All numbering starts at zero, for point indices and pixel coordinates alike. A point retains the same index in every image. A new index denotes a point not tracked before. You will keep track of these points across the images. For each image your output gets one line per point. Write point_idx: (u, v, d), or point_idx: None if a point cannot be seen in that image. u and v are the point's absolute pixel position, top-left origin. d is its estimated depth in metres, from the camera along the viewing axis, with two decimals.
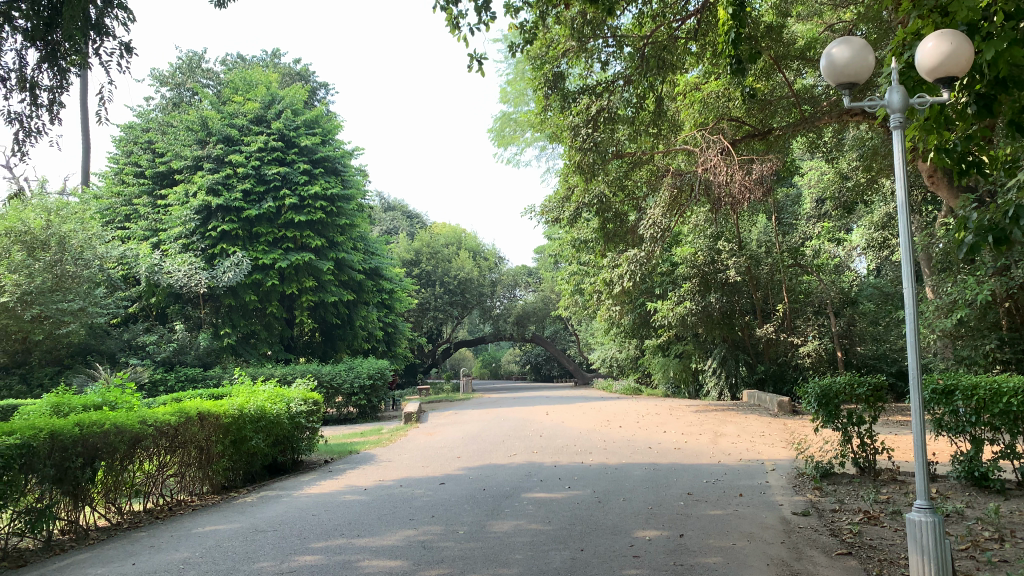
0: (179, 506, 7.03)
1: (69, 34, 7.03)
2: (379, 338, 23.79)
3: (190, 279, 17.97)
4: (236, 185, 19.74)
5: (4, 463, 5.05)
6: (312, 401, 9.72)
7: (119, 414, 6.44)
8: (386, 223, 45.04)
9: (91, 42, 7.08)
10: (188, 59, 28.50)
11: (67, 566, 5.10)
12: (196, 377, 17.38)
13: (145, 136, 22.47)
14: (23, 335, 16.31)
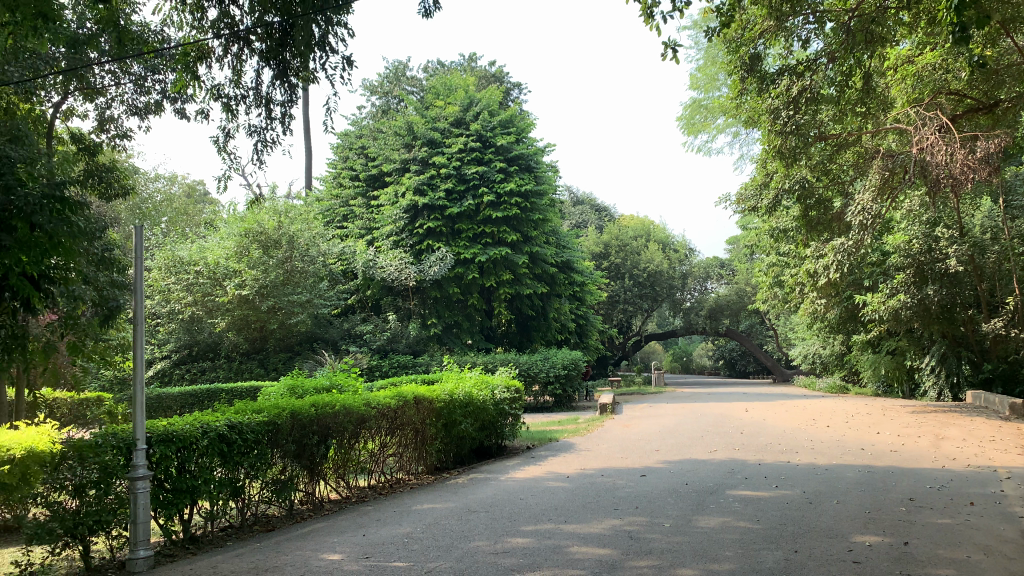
0: (398, 484, 7.53)
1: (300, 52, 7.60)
2: (573, 329, 24.11)
3: (401, 273, 19.33)
4: (440, 184, 20.80)
5: (255, 438, 5.68)
6: (514, 389, 10.01)
7: (347, 396, 7.01)
8: (576, 217, 45.46)
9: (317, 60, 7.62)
10: (395, 69, 30.35)
11: (308, 532, 5.64)
12: (408, 364, 18.57)
13: (359, 142, 24.22)
14: (262, 324, 18.26)
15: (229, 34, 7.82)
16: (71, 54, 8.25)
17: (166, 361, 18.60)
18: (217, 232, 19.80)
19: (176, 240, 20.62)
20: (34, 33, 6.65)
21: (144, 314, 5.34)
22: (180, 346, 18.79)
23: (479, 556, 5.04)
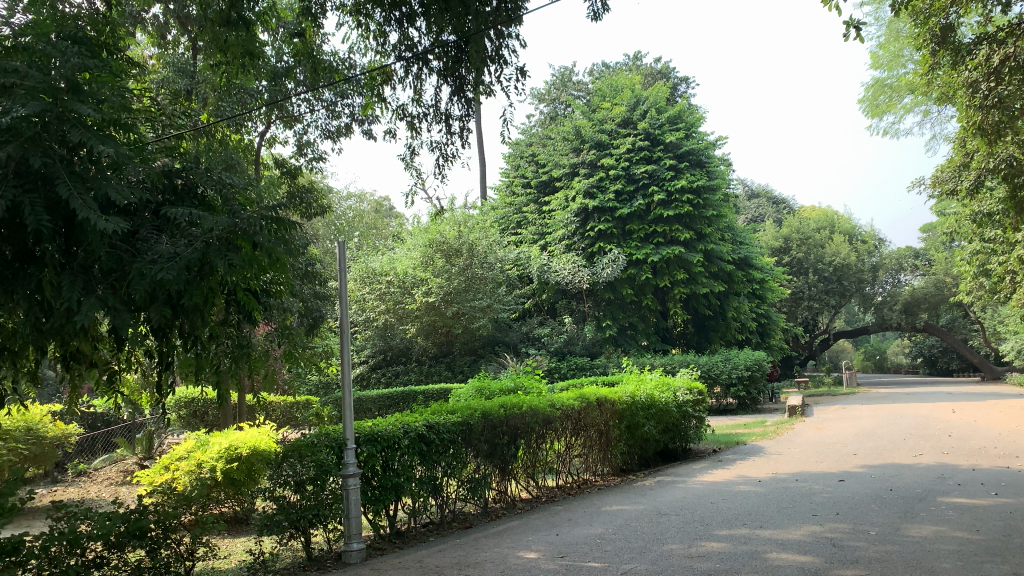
0: (586, 485, 7.59)
1: (478, 67, 7.71)
2: (753, 328, 23.26)
3: (575, 276, 19.60)
4: (610, 186, 20.86)
5: (450, 437, 5.95)
6: (697, 391, 9.77)
7: (533, 398, 7.18)
8: (752, 211, 43.86)
9: (491, 72, 7.77)
10: (561, 75, 30.59)
11: (504, 530, 5.80)
12: (586, 365, 18.72)
13: (529, 149, 24.71)
14: (448, 328, 19.09)
15: (410, 56, 8.20)
16: (273, 87, 9.06)
17: (363, 366, 19.90)
18: (402, 244, 20.91)
19: (367, 253, 21.96)
20: (241, 70, 7.32)
21: (349, 322, 5.74)
22: (375, 351, 20.05)
23: (674, 559, 4.97)
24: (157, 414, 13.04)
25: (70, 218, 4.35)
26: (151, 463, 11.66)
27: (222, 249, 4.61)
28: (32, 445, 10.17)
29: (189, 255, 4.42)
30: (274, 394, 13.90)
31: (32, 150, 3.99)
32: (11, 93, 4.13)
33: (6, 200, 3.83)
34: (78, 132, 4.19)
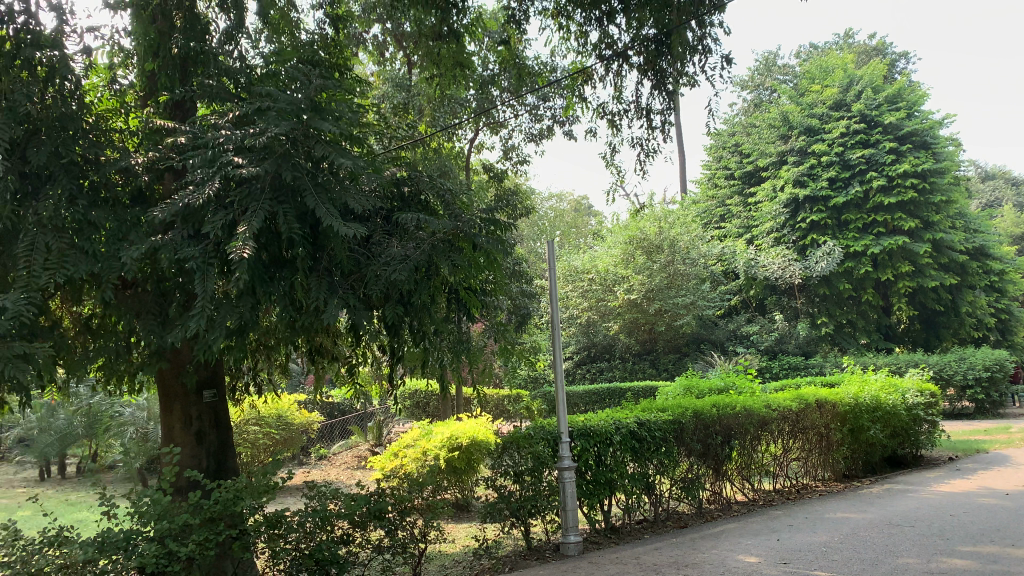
0: (805, 489, 7.24)
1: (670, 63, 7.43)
2: (993, 325, 20.99)
3: (785, 270, 18.78)
4: (822, 173, 19.79)
5: (662, 435, 5.90)
6: (929, 393, 8.95)
7: (746, 398, 6.95)
8: (987, 195, 39.56)
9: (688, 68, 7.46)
10: (765, 59, 29.44)
11: (721, 532, 5.67)
12: (799, 365, 17.83)
13: (732, 139, 23.89)
14: (651, 326, 18.96)
15: (610, 53, 8.11)
16: (480, 94, 9.48)
17: (568, 362, 20.31)
18: (604, 242, 21.12)
19: (569, 251, 22.32)
20: (453, 80, 7.70)
21: (560, 320, 5.85)
22: (580, 348, 20.38)
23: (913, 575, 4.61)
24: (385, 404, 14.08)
25: (315, 226, 4.78)
26: (381, 450, 12.59)
27: (446, 251, 4.88)
28: (283, 429, 11.36)
29: (417, 257, 4.71)
30: (488, 389, 14.49)
31: (285, 166, 4.42)
32: (266, 116, 4.59)
33: (265, 211, 4.26)
34: (322, 147, 4.57)
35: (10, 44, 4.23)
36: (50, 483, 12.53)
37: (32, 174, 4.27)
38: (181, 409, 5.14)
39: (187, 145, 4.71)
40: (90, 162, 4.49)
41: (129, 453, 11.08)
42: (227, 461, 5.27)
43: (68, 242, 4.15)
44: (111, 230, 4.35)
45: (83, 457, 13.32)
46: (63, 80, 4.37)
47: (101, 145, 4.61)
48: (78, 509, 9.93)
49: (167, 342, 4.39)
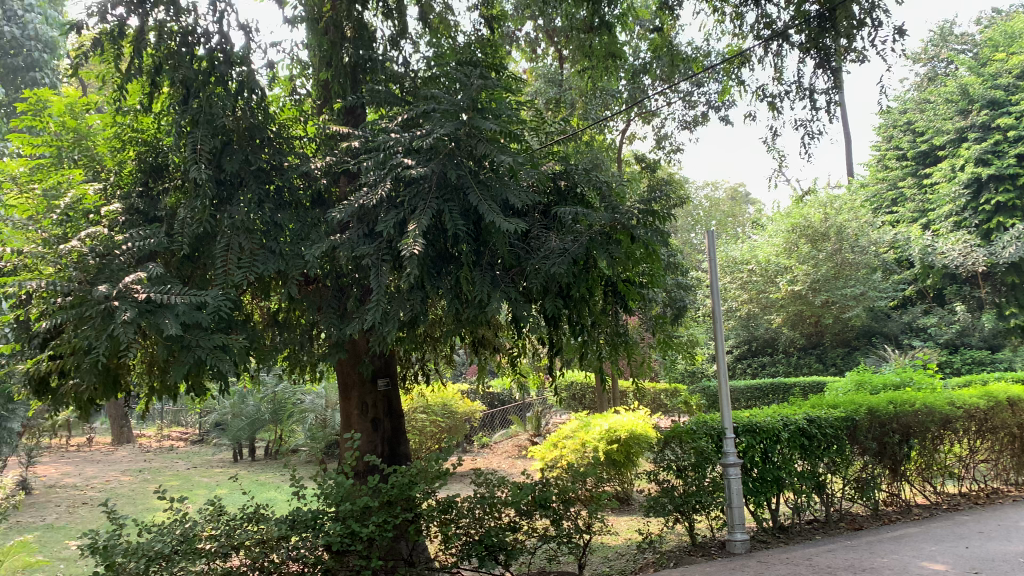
0: (995, 494, 6.69)
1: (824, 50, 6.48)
2: None
3: (968, 257, 17.34)
4: (1008, 150, 18.02)
5: (834, 433, 5.62)
6: None
7: (927, 395, 6.49)
8: None
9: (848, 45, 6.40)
10: (940, 29, 27.01)
11: (901, 536, 5.34)
12: (985, 360, 16.40)
13: (903, 117, 22.33)
14: (816, 318, 18.09)
15: (768, 33, 7.46)
16: (632, 85, 9.38)
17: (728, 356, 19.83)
18: (766, 230, 20.62)
19: (726, 242, 21.73)
20: (604, 71, 7.66)
21: (722, 312, 5.71)
22: (740, 342, 19.90)
23: None
24: (543, 396, 14.29)
25: (478, 222, 4.91)
26: (541, 441, 12.79)
27: (606, 243, 4.87)
28: (448, 418, 11.79)
29: (577, 250, 4.73)
30: (646, 382, 14.37)
31: (450, 165, 4.60)
32: (431, 117, 4.77)
33: (433, 209, 4.44)
34: (485, 145, 4.64)
35: (208, 63, 4.64)
36: (243, 464, 13.71)
37: (227, 180, 4.66)
38: (359, 398, 5.47)
39: (361, 149, 5.00)
40: (275, 169, 4.85)
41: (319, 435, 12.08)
42: (400, 447, 5.50)
43: (259, 243, 4.50)
44: (294, 230, 4.70)
45: (270, 441, 14.47)
46: (252, 93, 4.75)
47: (284, 152, 4.97)
48: (268, 488, 10.80)
49: (347, 334, 4.67)
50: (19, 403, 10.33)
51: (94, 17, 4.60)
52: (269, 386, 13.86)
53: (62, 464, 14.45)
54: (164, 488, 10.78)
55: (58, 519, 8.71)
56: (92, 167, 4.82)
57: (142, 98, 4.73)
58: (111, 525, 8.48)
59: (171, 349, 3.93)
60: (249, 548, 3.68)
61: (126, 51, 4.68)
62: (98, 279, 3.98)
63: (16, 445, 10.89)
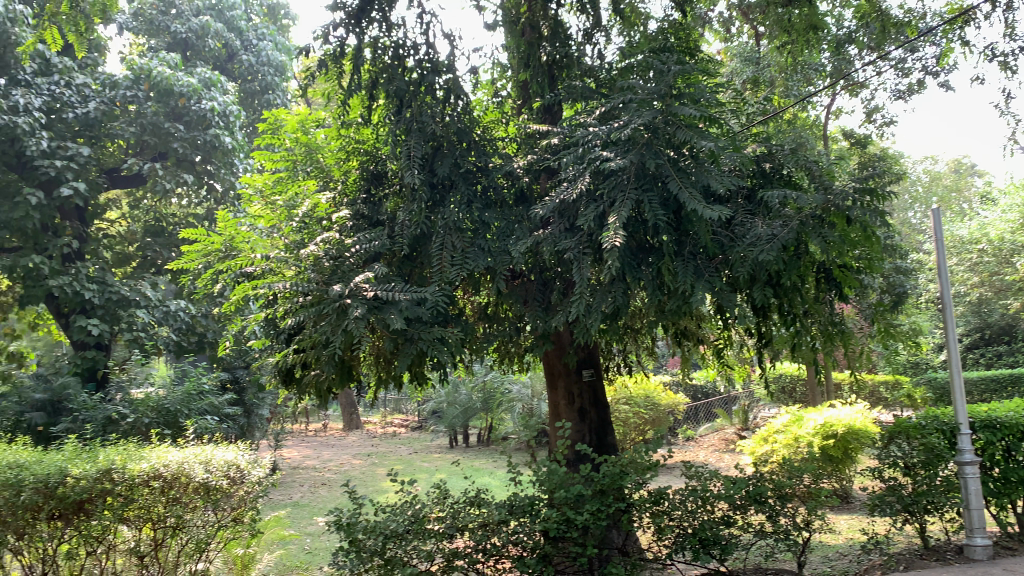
0: None
1: None
2: None
3: None
4: None
5: None
6: None
7: None
8: None
9: None
10: None
11: None
12: None
13: None
14: None
15: None
16: (836, 57, 8.79)
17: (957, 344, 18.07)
18: (1000, 204, 18.55)
19: (952, 220, 19.78)
20: (808, 44, 7.16)
21: (951, 297, 5.25)
22: (973, 329, 18.08)
23: None
24: (748, 388, 13.77)
25: (680, 211, 4.81)
26: (749, 435, 12.34)
27: (818, 228, 4.58)
28: (651, 409, 11.73)
29: (785, 235, 4.50)
30: (865, 373, 13.43)
31: (648, 154, 4.48)
32: (628, 108, 4.73)
33: (632, 201, 4.39)
34: (684, 132, 4.45)
35: (418, 74, 4.95)
36: (458, 451, 14.49)
37: (438, 183, 4.94)
38: (565, 388, 5.60)
39: (560, 145, 5.02)
40: (481, 170, 5.06)
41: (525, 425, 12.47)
42: (608, 438, 5.56)
43: (468, 241, 4.72)
44: (500, 228, 4.85)
45: (482, 429, 15.18)
46: (458, 99, 4.99)
47: (489, 153, 5.17)
48: (482, 474, 11.33)
49: (552, 326, 4.77)
50: (267, 391, 11.62)
51: (319, 41, 5.01)
52: (479, 376, 14.54)
53: (304, 447, 16.07)
54: (389, 471, 11.64)
55: (302, 497, 9.68)
56: (323, 178, 5.31)
57: (363, 111, 5.12)
58: (348, 503, 9.29)
59: (396, 342, 4.25)
60: (473, 531, 3.91)
61: (347, 68, 5.07)
62: (332, 279, 4.43)
63: (266, 429, 12.24)
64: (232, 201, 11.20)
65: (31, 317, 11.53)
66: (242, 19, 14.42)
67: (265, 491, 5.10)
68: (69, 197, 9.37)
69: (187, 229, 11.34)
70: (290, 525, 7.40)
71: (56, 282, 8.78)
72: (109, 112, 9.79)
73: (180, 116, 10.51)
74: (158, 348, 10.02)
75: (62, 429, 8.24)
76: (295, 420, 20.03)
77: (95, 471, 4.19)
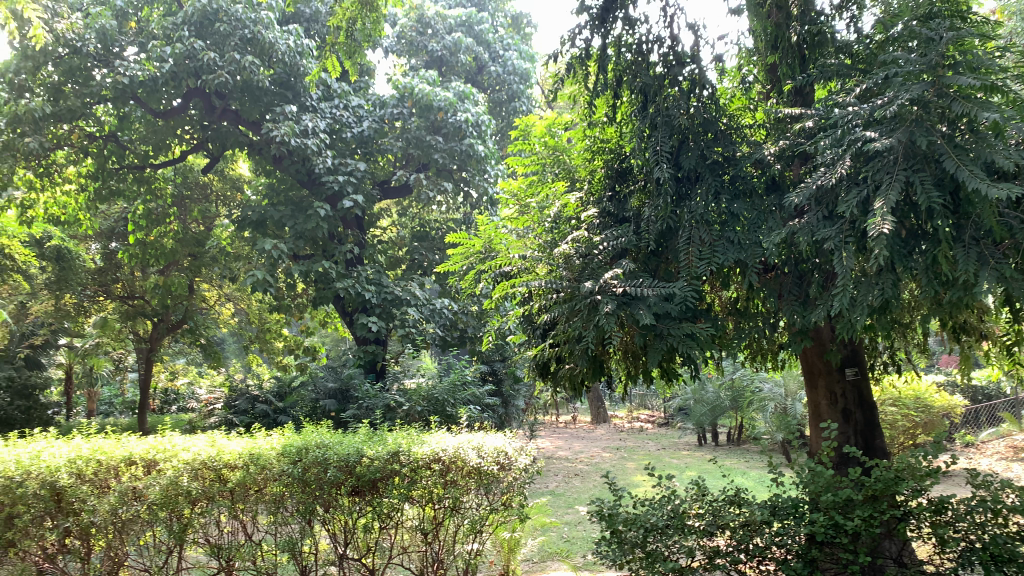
0: None
1: None
2: None
3: None
4: None
5: None
6: None
7: None
8: None
9: None
10: None
11: None
12: None
13: None
14: None
15: None
16: None
17: None
18: None
19: None
20: None
21: None
22: None
23: None
24: None
25: (958, 192, 4.29)
26: None
27: None
28: (922, 412, 10.70)
29: None
30: None
31: (918, 132, 4.05)
32: (892, 83, 4.30)
33: (901, 183, 3.97)
34: (961, 104, 3.96)
35: (664, 68, 4.89)
36: (708, 448, 14.27)
37: (685, 177, 4.81)
38: (826, 386, 5.32)
39: (816, 128, 4.66)
40: (728, 160, 4.84)
41: (777, 424, 11.99)
42: (876, 441, 5.20)
43: (717, 234, 4.53)
44: (750, 219, 4.56)
45: (732, 428, 15.19)
46: (704, 90, 4.83)
47: (737, 142, 4.92)
48: (735, 474, 11.04)
49: (812, 322, 4.48)
50: (523, 383, 12.20)
51: (566, 45, 5.16)
52: (727, 373, 14.21)
53: (557, 438, 16.70)
54: (642, 466, 11.73)
55: (558, 487, 10.05)
56: (571, 180, 5.53)
57: (609, 110, 5.25)
58: (604, 495, 9.49)
59: (647, 338, 4.21)
60: (735, 530, 3.83)
61: (593, 69, 5.23)
62: (583, 276, 4.54)
63: (522, 421, 12.87)
64: (485, 205, 11.84)
65: (321, 315, 13.06)
66: (490, 32, 15.18)
67: (531, 478, 5.34)
68: (350, 208, 10.47)
69: (449, 233, 12.23)
70: (550, 513, 7.71)
71: (341, 284, 9.83)
72: (380, 130, 10.97)
73: (440, 129, 11.30)
74: (427, 343, 10.89)
75: (352, 415, 9.51)
76: (546, 412, 20.90)
77: (386, 452, 4.65)
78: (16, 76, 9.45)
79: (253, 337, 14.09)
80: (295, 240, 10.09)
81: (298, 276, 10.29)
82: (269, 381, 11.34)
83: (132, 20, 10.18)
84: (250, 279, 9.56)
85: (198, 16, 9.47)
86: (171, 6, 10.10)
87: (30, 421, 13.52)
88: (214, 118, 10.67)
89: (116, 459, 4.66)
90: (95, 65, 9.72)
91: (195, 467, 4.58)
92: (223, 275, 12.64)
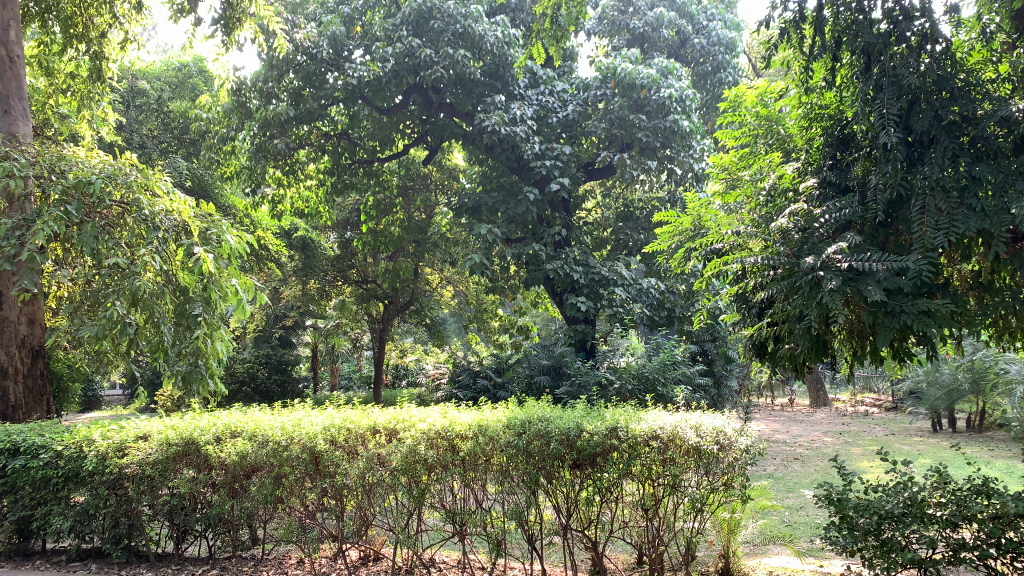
0: None
1: None
2: None
3: None
4: None
5: None
6: None
7: None
8: None
9: None
10: None
11: None
12: None
13: None
14: None
15: None
16: None
17: None
18: None
19: None
20: None
21: None
22: None
23: None
24: None
25: None
26: None
27: None
28: None
29: None
30: None
31: None
32: None
33: None
34: None
35: (888, 24, 4.47)
36: (945, 435, 13.10)
37: (917, 141, 4.38)
38: None
39: None
40: (968, 120, 4.30)
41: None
42: None
43: (957, 202, 4.11)
44: (997, 183, 4.08)
45: (972, 414, 13.87)
46: (936, 45, 4.36)
47: (978, 100, 4.35)
48: (981, 463, 10.06)
49: None
50: (737, 364, 11.87)
51: (778, 10, 4.90)
52: (967, 353, 12.94)
53: (773, 421, 16.11)
54: (870, 451, 11.03)
55: (777, 470, 9.69)
56: (786, 150, 5.30)
57: (827, 74, 4.88)
58: (829, 479, 9.03)
59: (877, 315, 3.93)
60: (984, 523, 3.47)
61: (808, 32, 4.90)
62: (804, 251, 4.34)
63: (738, 401, 12.58)
64: (691, 181, 11.52)
65: (532, 296, 13.48)
66: (693, 4, 14.75)
67: (752, 459, 5.23)
68: (557, 191, 10.70)
69: (654, 213, 12.10)
70: (772, 496, 7.48)
71: (551, 264, 10.08)
72: (585, 112, 11.09)
73: (643, 106, 11.08)
74: (635, 322, 10.90)
75: (567, 391, 9.78)
76: (761, 394, 20.23)
77: (604, 428, 4.74)
78: (265, 85, 10.81)
79: (471, 317, 14.86)
80: (507, 224, 10.64)
81: (511, 259, 10.72)
82: (488, 358, 11.95)
83: (359, 24, 10.87)
84: (468, 262, 10.16)
85: (415, 15, 10.07)
86: (389, 8, 10.68)
87: (285, 393, 15.19)
88: (431, 113, 11.23)
89: (363, 427, 5.09)
90: (328, 69, 10.52)
91: (430, 436, 4.94)
92: (443, 260, 13.55)
